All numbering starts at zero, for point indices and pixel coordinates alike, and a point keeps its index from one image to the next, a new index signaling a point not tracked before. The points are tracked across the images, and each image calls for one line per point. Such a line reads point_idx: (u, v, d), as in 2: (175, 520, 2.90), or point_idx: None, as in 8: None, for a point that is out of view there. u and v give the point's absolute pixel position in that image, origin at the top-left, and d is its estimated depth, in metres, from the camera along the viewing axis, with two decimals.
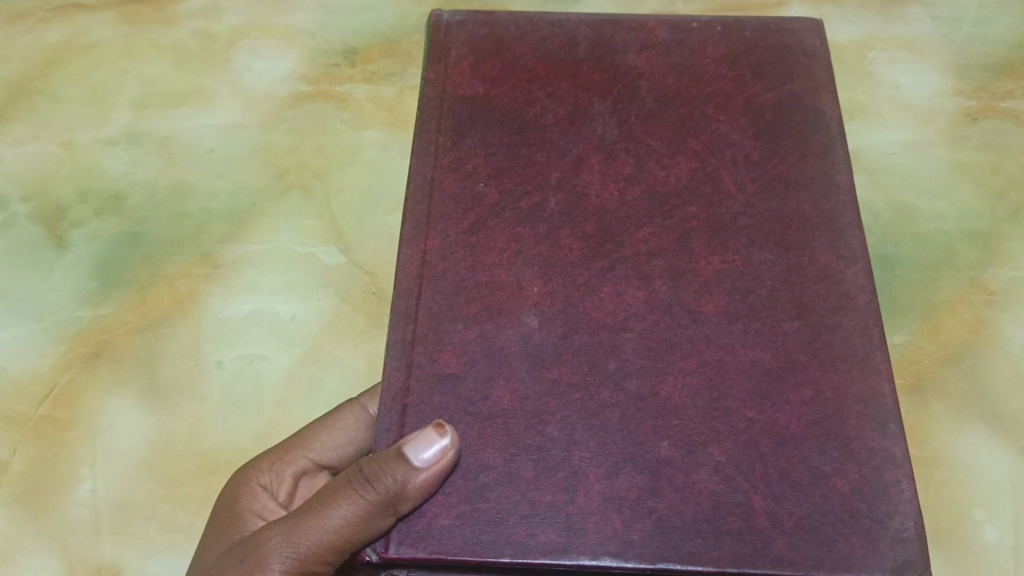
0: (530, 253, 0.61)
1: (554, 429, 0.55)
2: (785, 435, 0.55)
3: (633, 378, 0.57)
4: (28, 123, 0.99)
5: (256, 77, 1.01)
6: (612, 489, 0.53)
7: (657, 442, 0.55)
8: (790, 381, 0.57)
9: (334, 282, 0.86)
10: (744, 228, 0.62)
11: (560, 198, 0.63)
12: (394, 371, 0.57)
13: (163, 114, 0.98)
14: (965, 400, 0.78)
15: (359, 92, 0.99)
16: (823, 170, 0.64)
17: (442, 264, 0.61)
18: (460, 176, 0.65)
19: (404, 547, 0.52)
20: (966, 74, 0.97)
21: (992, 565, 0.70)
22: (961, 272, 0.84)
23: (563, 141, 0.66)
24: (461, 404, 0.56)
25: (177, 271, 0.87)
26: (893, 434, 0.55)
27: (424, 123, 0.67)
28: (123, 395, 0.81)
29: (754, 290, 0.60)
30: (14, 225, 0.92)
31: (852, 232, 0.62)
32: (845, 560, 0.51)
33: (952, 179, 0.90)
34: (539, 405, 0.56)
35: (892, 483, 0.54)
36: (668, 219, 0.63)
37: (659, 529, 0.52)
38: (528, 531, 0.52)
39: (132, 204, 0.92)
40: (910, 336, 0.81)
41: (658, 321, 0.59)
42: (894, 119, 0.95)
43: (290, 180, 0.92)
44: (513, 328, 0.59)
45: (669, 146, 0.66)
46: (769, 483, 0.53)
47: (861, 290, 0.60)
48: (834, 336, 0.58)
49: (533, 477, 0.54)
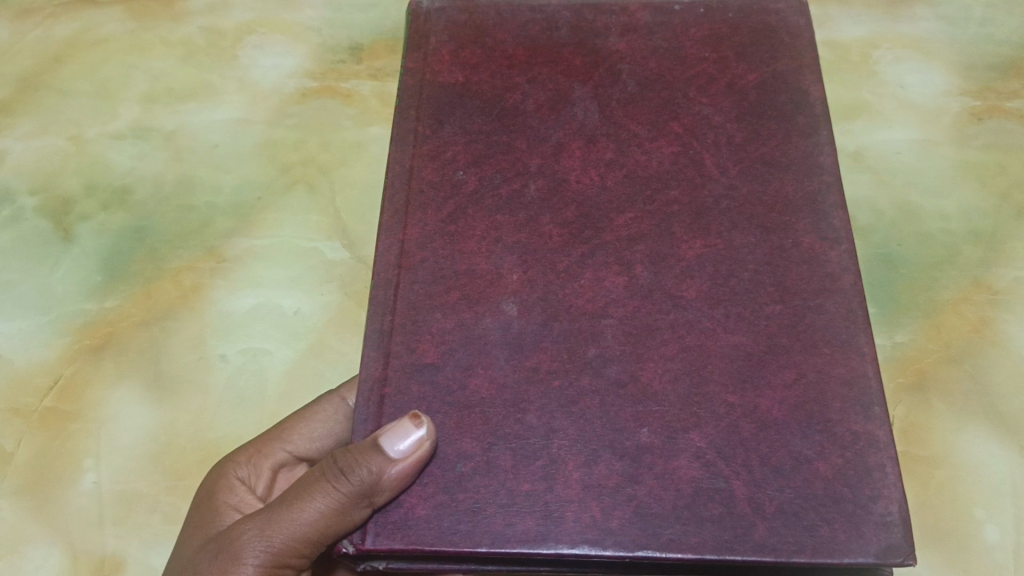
0: (509, 240, 0.62)
1: (534, 417, 0.56)
2: (767, 419, 0.55)
3: (613, 365, 0.57)
4: (37, 118, 1.00)
5: (262, 73, 1.01)
6: (592, 476, 0.54)
7: (638, 429, 0.55)
8: (772, 365, 0.57)
9: (338, 276, 0.86)
10: (727, 212, 0.62)
11: (540, 184, 0.64)
12: (371, 362, 0.58)
13: (170, 109, 0.99)
14: (967, 398, 0.78)
15: (364, 88, 0.99)
16: (808, 151, 0.65)
17: (421, 253, 0.62)
18: (439, 164, 0.65)
19: (380, 538, 0.53)
20: (972, 74, 0.97)
21: (993, 565, 0.70)
22: (963, 271, 0.84)
23: (543, 127, 0.67)
24: (439, 394, 0.57)
25: (181, 265, 0.88)
26: (877, 417, 0.55)
27: (404, 112, 0.68)
28: (127, 387, 0.81)
29: (736, 274, 0.60)
30: (22, 218, 0.93)
31: (837, 213, 0.62)
32: (828, 545, 0.51)
33: (957, 178, 0.90)
34: (518, 394, 0.57)
35: (875, 467, 0.54)
36: (649, 203, 0.63)
37: (638, 516, 0.53)
38: (505, 520, 0.53)
39: (139, 198, 0.93)
40: (911, 334, 0.81)
41: (638, 307, 0.59)
42: (900, 119, 0.94)
43: (294, 175, 0.93)
44: (493, 316, 0.59)
45: (650, 130, 0.66)
46: (751, 469, 0.54)
47: (845, 271, 0.60)
48: (818, 318, 0.59)
49: (511, 466, 0.54)
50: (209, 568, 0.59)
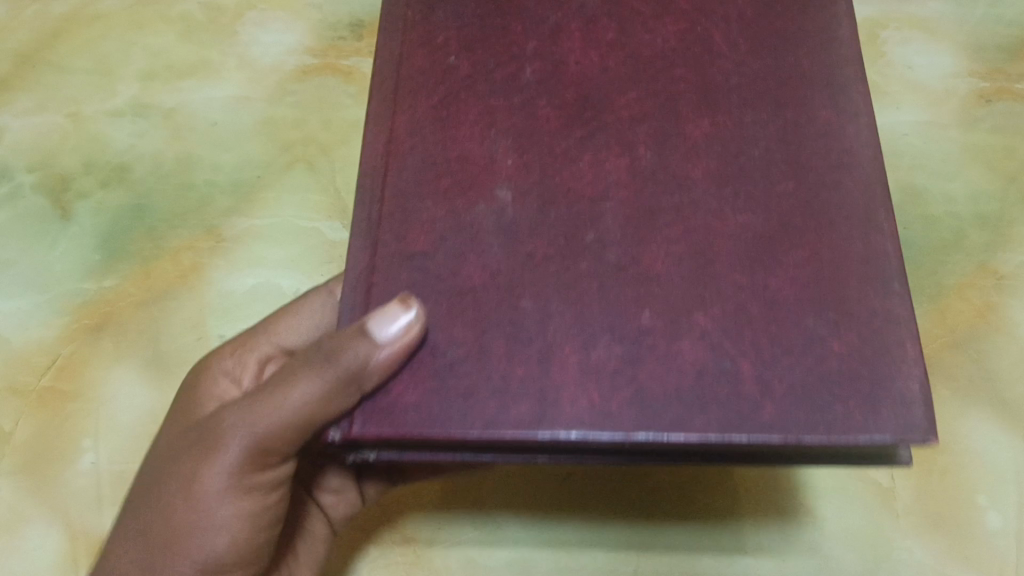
0: (503, 125, 0.61)
1: (529, 301, 0.55)
2: (776, 298, 0.54)
3: (613, 249, 0.56)
4: (35, 95, 0.99)
5: (263, 50, 1.00)
6: (590, 360, 0.53)
7: (638, 311, 0.54)
8: (780, 244, 0.56)
9: (338, 257, 0.86)
10: (735, 88, 0.62)
11: (537, 67, 0.64)
12: (359, 251, 0.58)
13: (169, 86, 0.98)
14: (971, 384, 0.77)
15: (365, 66, 0.98)
16: (819, 25, 0.65)
17: (409, 139, 0.62)
18: (430, 50, 0.65)
19: (368, 424, 0.52)
20: (982, 55, 0.96)
21: (994, 552, 0.69)
22: (969, 256, 0.83)
23: (539, 10, 0.66)
24: (429, 279, 0.56)
25: (180, 245, 0.87)
26: (895, 293, 0.55)
27: (394, 8, 0.69)
28: (126, 366, 0.81)
29: (745, 151, 0.59)
30: (20, 196, 0.92)
31: (853, 90, 0.62)
32: (842, 425, 0.51)
33: (963, 161, 0.89)
34: (511, 279, 0.56)
35: (894, 344, 0.53)
36: (654, 83, 0.62)
37: (640, 398, 0.52)
38: (498, 404, 0.52)
39: (137, 176, 0.92)
40: (916, 320, 0.80)
41: (638, 188, 0.58)
42: (907, 101, 0.93)
43: (295, 155, 0.92)
44: (485, 202, 0.58)
45: (653, 6, 0.66)
46: (759, 347, 0.53)
47: (861, 147, 0.60)
48: (833, 194, 0.58)
49: (505, 351, 0.54)
50: (185, 462, 0.59)
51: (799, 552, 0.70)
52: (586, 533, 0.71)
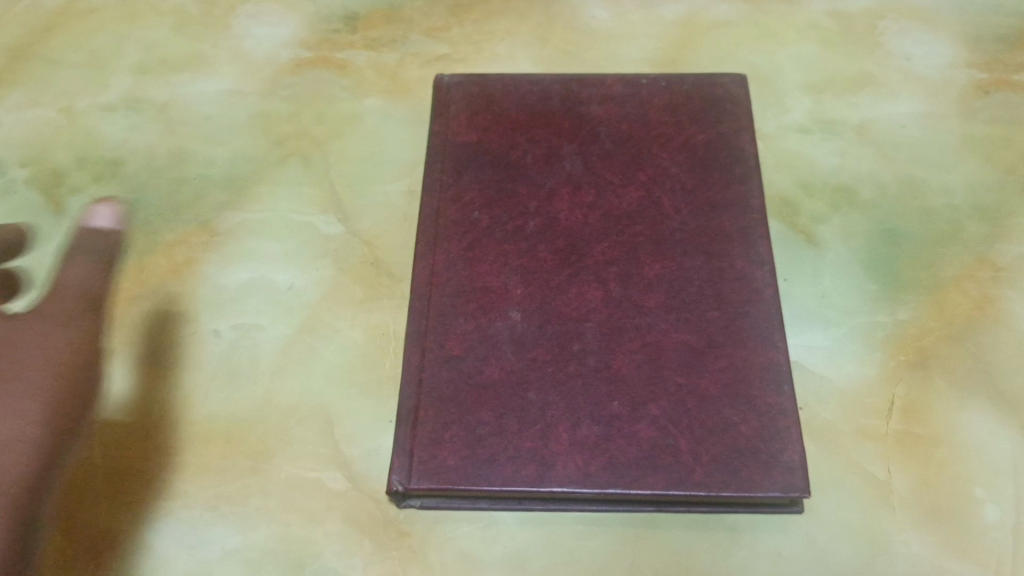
0: (514, 264, 0.79)
1: (534, 393, 0.73)
2: (705, 394, 0.72)
3: (592, 355, 0.74)
4: (27, 89, 0.98)
5: (257, 43, 1.00)
6: (577, 436, 0.71)
7: (610, 401, 0.72)
8: (709, 356, 0.74)
9: (332, 251, 0.85)
10: (679, 241, 0.80)
11: (538, 222, 0.81)
12: (411, 353, 0.75)
13: (162, 80, 0.98)
14: (968, 376, 0.76)
15: (360, 59, 0.98)
16: (741, 195, 0.82)
17: (447, 274, 0.79)
18: (460, 207, 0.82)
19: (421, 480, 0.69)
20: (979, 45, 0.96)
21: (992, 545, 0.69)
22: (967, 248, 0.83)
23: (539, 177, 0.84)
24: (462, 377, 0.74)
25: (174, 239, 0.87)
26: (786, 392, 0.72)
27: (432, 165, 0.85)
28: (119, 362, 0.80)
29: (684, 288, 0.77)
30: (12, 191, 0.91)
31: (763, 243, 0.79)
32: (749, 482, 0.68)
33: (962, 152, 0.89)
34: (522, 376, 0.73)
35: (784, 428, 0.70)
36: (620, 235, 0.80)
37: (611, 464, 0.69)
38: (514, 467, 0.70)
39: (130, 170, 0.92)
40: (913, 312, 0.79)
41: (611, 313, 0.76)
42: (904, 91, 0.93)
43: (289, 148, 0.92)
44: (501, 321, 0.76)
45: (622, 178, 0.83)
46: (692, 431, 0.71)
47: (780, 344, 0.74)
48: (745, 321, 0.75)
49: (516, 429, 0.71)
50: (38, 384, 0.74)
51: (795, 545, 0.69)
52: (577, 518, 0.71)
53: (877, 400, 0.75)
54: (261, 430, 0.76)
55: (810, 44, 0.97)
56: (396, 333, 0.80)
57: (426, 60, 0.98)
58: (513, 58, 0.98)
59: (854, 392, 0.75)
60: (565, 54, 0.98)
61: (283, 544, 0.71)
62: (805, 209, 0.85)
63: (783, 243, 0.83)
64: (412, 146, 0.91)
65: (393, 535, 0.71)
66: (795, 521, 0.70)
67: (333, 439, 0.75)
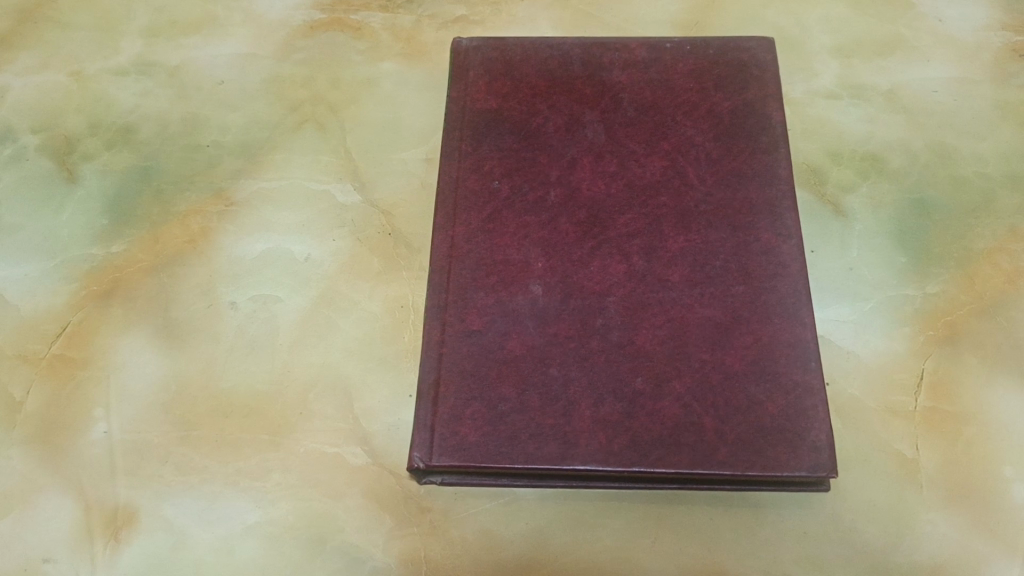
0: (535, 236, 0.77)
1: (556, 369, 0.72)
2: (730, 371, 0.71)
3: (616, 330, 0.73)
4: (36, 53, 0.96)
5: (269, 4, 0.98)
6: (599, 413, 0.70)
7: (633, 378, 0.71)
8: (734, 332, 0.72)
9: (350, 221, 0.83)
10: (704, 213, 0.78)
11: (559, 193, 0.79)
12: (431, 328, 0.74)
13: (173, 43, 0.96)
14: (1000, 353, 0.74)
15: (375, 21, 0.96)
16: (768, 166, 0.80)
17: (467, 246, 0.77)
18: (480, 176, 0.81)
19: (442, 457, 0.69)
20: (1013, 7, 0.93)
21: (1019, 525, 0.68)
22: (999, 219, 0.81)
23: (561, 146, 0.82)
24: (483, 352, 0.73)
25: (189, 209, 0.85)
26: (813, 369, 0.71)
27: (450, 133, 0.83)
28: (136, 334, 0.79)
29: (709, 262, 0.75)
30: (24, 158, 0.89)
31: (789, 214, 0.77)
32: (774, 462, 0.67)
33: (995, 119, 0.86)
34: (544, 352, 0.72)
35: (810, 408, 0.70)
36: (644, 207, 0.78)
37: (634, 442, 0.69)
38: (536, 444, 0.69)
39: (143, 137, 0.90)
40: (942, 286, 0.77)
41: (634, 288, 0.75)
42: (936, 55, 0.90)
43: (303, 115, 0.90)
44: (523, 295, 0.75)
45: (645, 148, 0.81)
46: (717, 409, 0.70)
47: (806, 322, 0.73)
48: (771, 295, 0.74)
49: (538, 405, 0.71)
50: None
51: (821, 523, 0.68)
52: (599, 494, 0.70)
53: (904, 376, 0.74)
54: (280, 405, 0.75)
55: (839, 5, 0.94)
56: (414, 306, 0.78)
57: (441, 22, 0.95)
58: (532, 20, 0.95)
59: (881, 368, 0.74)
60: (585, 15, 0.95)
61: (304, 520, 0.70)
62: (833, 178, 0.83)
63: (811, 213, 0.81)
64: (428, 112, 0.89)
65: (414, 511, 0.70)
66: (820, 501, 0.69)
67: (354, 414, 0.74)
